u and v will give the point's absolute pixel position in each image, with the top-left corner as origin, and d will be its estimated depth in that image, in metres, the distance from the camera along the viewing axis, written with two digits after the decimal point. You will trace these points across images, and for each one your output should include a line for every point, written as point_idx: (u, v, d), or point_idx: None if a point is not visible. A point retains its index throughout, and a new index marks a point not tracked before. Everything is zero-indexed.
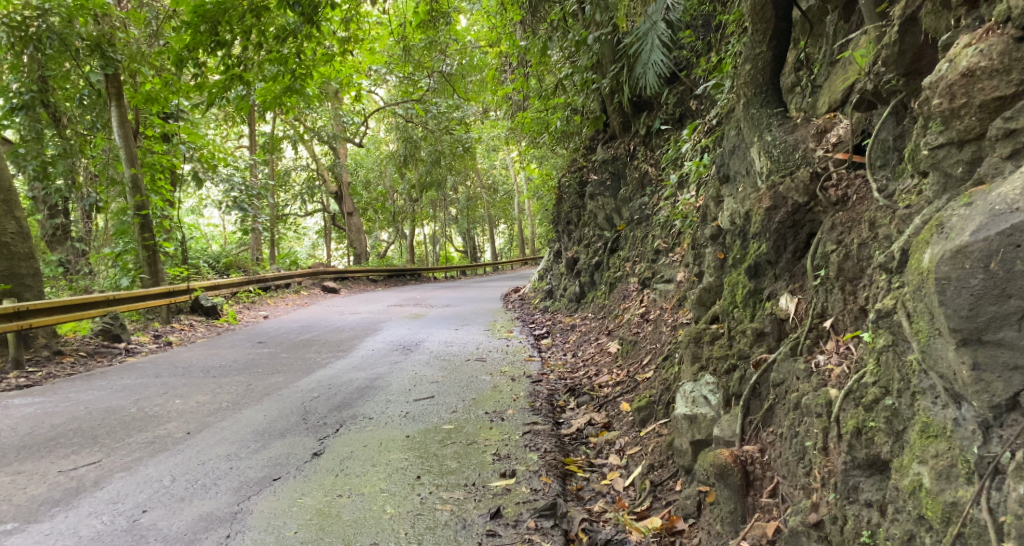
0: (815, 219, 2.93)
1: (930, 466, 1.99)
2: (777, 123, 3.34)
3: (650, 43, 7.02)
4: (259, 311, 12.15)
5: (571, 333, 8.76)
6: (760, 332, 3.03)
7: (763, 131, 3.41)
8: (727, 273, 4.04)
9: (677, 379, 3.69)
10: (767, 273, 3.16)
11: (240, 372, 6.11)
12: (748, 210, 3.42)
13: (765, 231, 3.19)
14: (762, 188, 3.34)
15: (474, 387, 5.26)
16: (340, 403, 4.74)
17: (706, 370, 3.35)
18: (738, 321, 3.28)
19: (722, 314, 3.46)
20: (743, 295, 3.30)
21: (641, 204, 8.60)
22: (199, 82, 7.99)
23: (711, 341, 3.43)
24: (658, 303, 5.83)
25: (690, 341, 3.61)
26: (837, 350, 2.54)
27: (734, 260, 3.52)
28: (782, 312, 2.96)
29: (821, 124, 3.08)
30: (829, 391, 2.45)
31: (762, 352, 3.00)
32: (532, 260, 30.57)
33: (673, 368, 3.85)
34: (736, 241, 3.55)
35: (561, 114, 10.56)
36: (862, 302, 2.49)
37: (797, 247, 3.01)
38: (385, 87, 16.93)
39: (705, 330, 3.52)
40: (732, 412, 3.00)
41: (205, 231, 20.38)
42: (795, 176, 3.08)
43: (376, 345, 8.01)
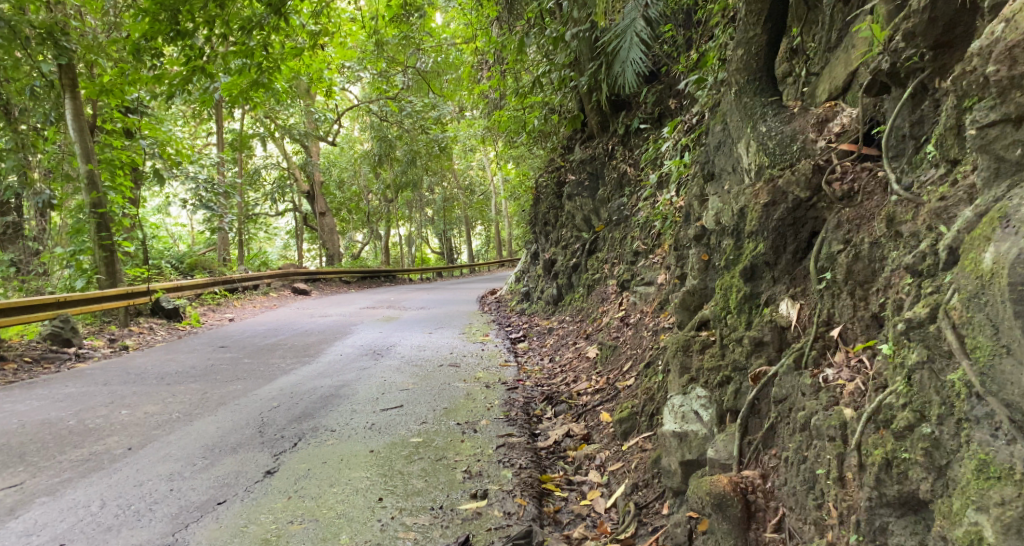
0: (818, 216, 2.74)
1: (994, 516, 1.72)
2: (772, 112, 3.12)
3: (629, 39, 6.87)
4: (224, 314, 11.72)
5: (548, 336, 8.53)
6: (758, 340, 2.83)
7: (756, 120, 3.18)
8: (714, 276, 3.85)
9: (661, 389, 3.48)
10: (763, 276, 2.95)
11: (196, 379, 5.76)
12: (739, 207, 3.21)
13: (762, 228, 2.98)
14: (756, 183, 3.13)
15: (446, 395, 4.99)
16: (301, 413, 4.44)
17: (694, 382, 3.15)
18: (731, 328, 3.07)
19: (712, 320, 3.24)
20: (737, 300, 3.07)
21: (619, 205, 8.42)
22: (158, 75, 7.62)
23: (701, 350, 3.22)
24: (638, 306, 5.61)
25: (677, 349, 3.41)
26: (848, 365, 2.36)
27: (725, 263, 3.31)
28: (782, 319, 2.75)
29: (821, 113, 2.89)
30: (843, 411, 2.25)
31: (761, 365, 2.79)
32: (509, 261, 30.35)
33: (657, 376, 3.63)
34: (728, 241, 3.33)
35: (538, 113, 10.33)
36: (875, 310, 2.33)
37: (797, 247, 2.82)
38: (358, 84, 16.56)
39: (693, 338, 3.32)
40: (727, 431, 2.79)
41: (172, 231, 19.79)
42: (795, 168, 2.87)
43: (345, 349, 7.70)
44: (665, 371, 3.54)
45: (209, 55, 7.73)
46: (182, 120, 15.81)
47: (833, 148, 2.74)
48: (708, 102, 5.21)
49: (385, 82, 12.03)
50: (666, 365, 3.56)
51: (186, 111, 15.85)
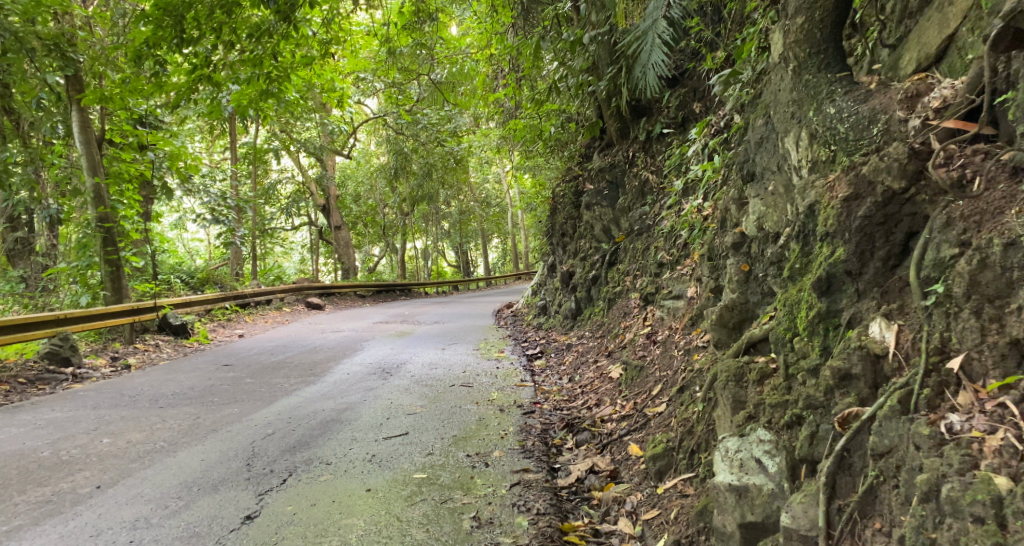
0: (917, 213, 2.34)
1: None
2: (844, 90, 2.74)
3: (650, 41, 6.40)
4: (234, 329, 11.42)
5: (567, 353, 8.08)
6: (844, 372, 2.37)
7: (821, 104, 2.83)
8: (761, 289, 3.43)
9: (703, 421, 3.05)
10: (842, 289, 2.53)
11: (191, 402, 5.39)
12: (806, 209, 2.80)
13: (842, 232, 2.55)
14: (831, 175, 2.70)
15: (456, 421, 4.57)
16: (296, 443, 4.04)
17: (753, 422, 2.69)
18: (799, 355, 2.64)
19: (774, 344, 2.81)
20: (809, 320, 2.63)
21: (641, 214, 7.99)
22: (162, 84, 7.36)
23: (760, 381, 2.79)
24: (666, 322, 5.15)
25: (727, 378, 2.95)
26: (980, 410, 1.95)
27: (788, 276, 2.88)
28: (878, 346, 2.30)
29: (910, 87, 2.49)
30: (988, 479, 1.81)
31: (850, 407, 2.32)
32: (526, 275, 29.87)
33: (698, 404, 3.19)
34: (794, 249, 2.89)
35: (555, 120, 10.00)
36: (1014, 334, 1.92)
37: (888, 253, 2.41)
38: (372, 96, 16.38)
39: (748, 367, 2.88)
40: (804, 488, 2.34)
41: (186, 247, 19.65)
42: (884, 153, 2.47)
43: (352, 368, 7.31)
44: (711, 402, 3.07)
45: (216, 64, 7.49)
46: (197, 135, 15.69)
47: (933, 128, 2.33)
48: (744, 99, 4.78)
49: (397, 92, 11.75)
50: (707, 393, 3.13)
51: (200, 125, 15.76)
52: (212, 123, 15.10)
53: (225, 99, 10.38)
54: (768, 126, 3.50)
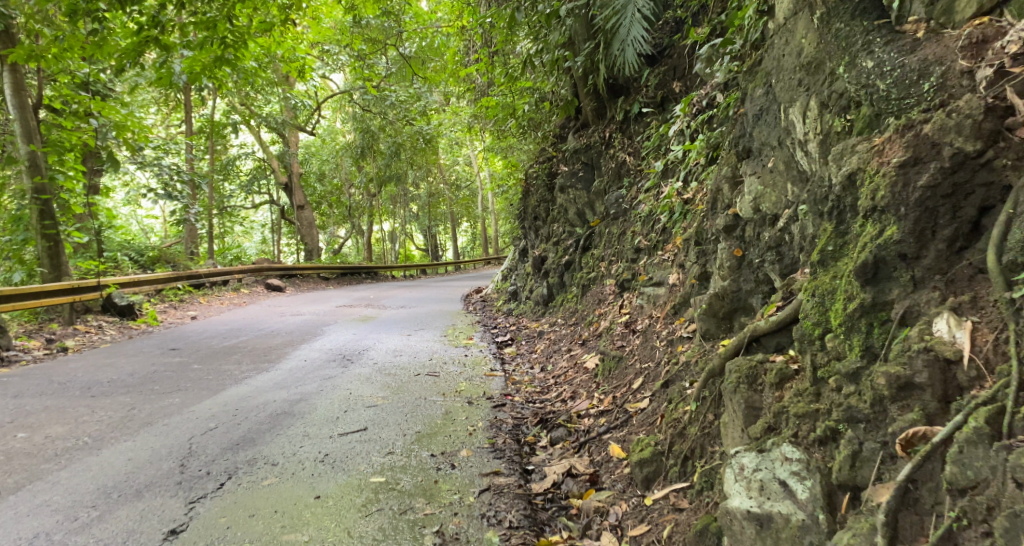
0: (993, 184, 2.03)
1: None
2: (883, 38, 2.43)
3: (629, 16, 6.29)
4: (186, 311, 10.81)
5: (538, 341, 7.77)
6: (903, 381, 2.05)
7: (850, 58, 2.54)
8: (761, 279, 3.16)
9: (697, 425, 2.81)
10: (892, 277, 2.21)
11: (127, 391, 4.90)
12: (841, 184, 2.48)
13: (894, 211, 2.22)
14: (881, 138, 2.34)
15: (421, 414, 4.22)
16: (240, 440, 3.64)
17: (776, 435, 2.37)
18: (833, 356, 2.33)
19: (799, 344, 2.51)
20: (849, 315, 2.31)
21: (617, 197, 7.69)
22: (102, 43, 6.73)
23: (779, 385, 2.49)
24: (646, 311, 4.85)
25: (735, 381, 2.66)
26: None
27: (818, 261, 2.55)
28: (949, 350, 1.99)
29: (975, 35, 2.14)
30: None
31: (916, 427, 1.99)
32: (495, 259, 29.53)
33: (689, 404, 2.96)
34: (826, 230, 2.56)
35: (528, 98, 9.52)
36: None
37: (955, 233, 2.10)
38: (338, 71, 15.70)
39: (762, 369, 2.59)
40: (849, 519, 2.03)
41: (139, 226, 18.73)
42: (950, 110, 2.12)
43: (310, 354, 6.87)
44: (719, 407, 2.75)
45: (165, 26, 6.88)
46: (149, 105, 14.83)
47: (1012, 79, 2.02)
48: (736, 74, 4.48)
49: (362, 65, 11.14)
50: (701, 392, 2.90)
51: (153, 95, 14.87)
52: (165, 94, 14.27)
53: (177, 64, 9.68)
54: (770, 96, 3.17)
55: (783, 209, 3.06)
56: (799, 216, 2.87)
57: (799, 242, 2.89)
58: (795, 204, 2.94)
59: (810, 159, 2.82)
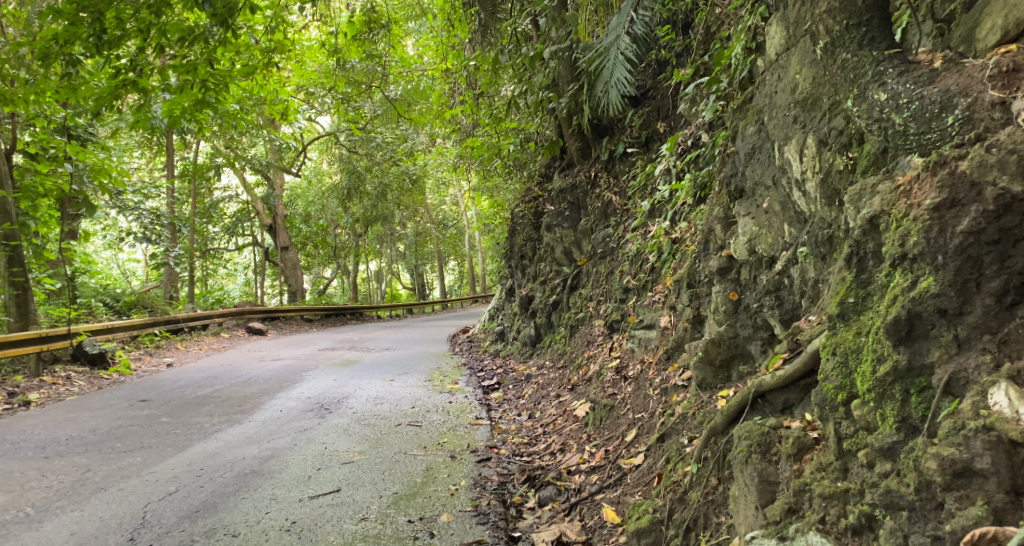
0: None
1: None
2: (895, 70, 2.29)
3: (613, 58, 6.19)
4: (162, 358, 10.45)
5: (526, 385, 7.48)
6: (958, 466, 1.78)
7: (859, 90, 2.41)
8: (762, 327, 2.96)
9: (701, 493, 2.59)
10: (930, 336, 1.97)
11: (85, 451, 4.60)
12: (859, 229, 2.28)
13: (930, 261, 1.99)
14: (907, 175, 2.14)
15: (400, 472, 3.95)
16: (199, 506, 3.39)
17: (799, 520, 2.12)
18: (865, 427, 2.08)
19: (820, 408, 2.27)
20: (880, 382, 2.06)
21: (604, 236, 7.55)
22: (77, 87, 6.57)
23: (797, 456, 2.25)
24: (636, 355, 4.61)
25: (743, 447, 2.43)
26: None
27: (837, 314, 2.31)
28: (1017, 432, 1.71)
29: (1004, 63, 2.01)
30: None
31: (983, 526, 1.70)
32: (483, 297, 29.27)
33: (690, 465, 2.75)
34: (843, 278, 2.34)
35: (513, 138, 9.45)
36: None
37: (1005, 285, 1.86)
38: (325, 113, 15.67)
39: (775, 434, 2.35)
40: None
41: (118, 269, 18.36)
42: (989, 145, 1.94)
43: (287, 403, 6.56)
44: (727, 473, 2.52)
45: (143, 70, 6.72)
46: (130, 148, 14.66)
47: None
48: (724, 111, 4.36)
49: (347, 107, 11.07)
50: (702, 453, 2.70)
51: (135, 137, 14.72)
52: (147, 138, 14.13)
53: (159, 105, 9.55)
54: (763, 133, 3.04)
55: (780, 251, 2.89)
56: (798, 259, 2.71)
57: (800, 287, 2.72)
58: (793, 246, 2.78)
59: (809, 199, 2.67)
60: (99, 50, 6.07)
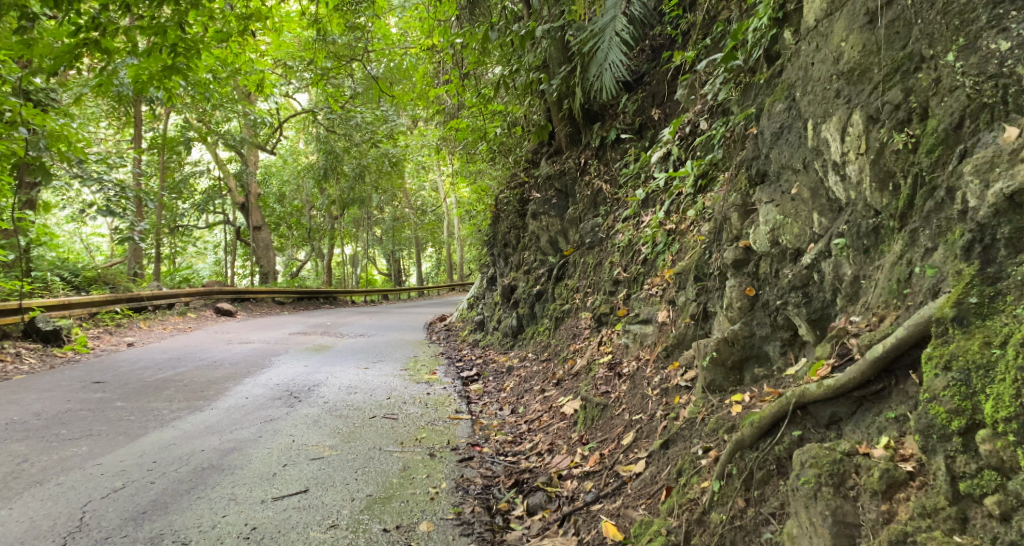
0: None
1: None
2: (1019, 12, 2.03)
3: (608, 39, 5.95)
4: (122, 337, 9.93)
5: (507, 378, 7.17)
6: None
7: (968, 39, 2.17)
8: (793, 326, 2.72)
9: (728, 516, 2.35)
10: None
11: (26, 438, 4.19)
12: (986, 210, 2.01)
13: None
14: None
15: (374, 470, 3.62)
16: (147, 506, 3.03)
17: None
18: (1008, 466, 1.78)
19: (926, 442, 1.97)
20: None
21: (593, 226, 7.26)
22: (34, 44, 6.03)
23: (886, 495, 1.97)
24: (631, 351, 4.32)
25: (804, 477, 2.15)
26: None
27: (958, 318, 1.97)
28: None
29: None
30: None
31: None
32: (459, 286, 28.82)
33: (709, 482, 2.53)
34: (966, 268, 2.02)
35: (500, 121, 9.10)
36: None
37: None
38: (304, 90, 15.11)
39: (854, 468, 2.07)
40: None
41: (79, 243, 17.55)
42: None
43: (254, 390, 6.17)
44: (759, 495, 2.31)
45: (107, 29, 6.21)
46: (95, 116, 13.93)
47: None
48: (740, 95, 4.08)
49: (326, 82, 10.56)
50: (725, 467, 2.48)
51: (101, 104, 13.99)
52: (113, 105, 13.42)
53: (123, 69, 8.95)
54: (793, 111, 2.96)
55: (807, 243, 2.78)
56: (832, 252, 2.63)
57: (833, 283, 2.60)
58: (826, 238, 2.68)
59: (848, 182, 2.59)
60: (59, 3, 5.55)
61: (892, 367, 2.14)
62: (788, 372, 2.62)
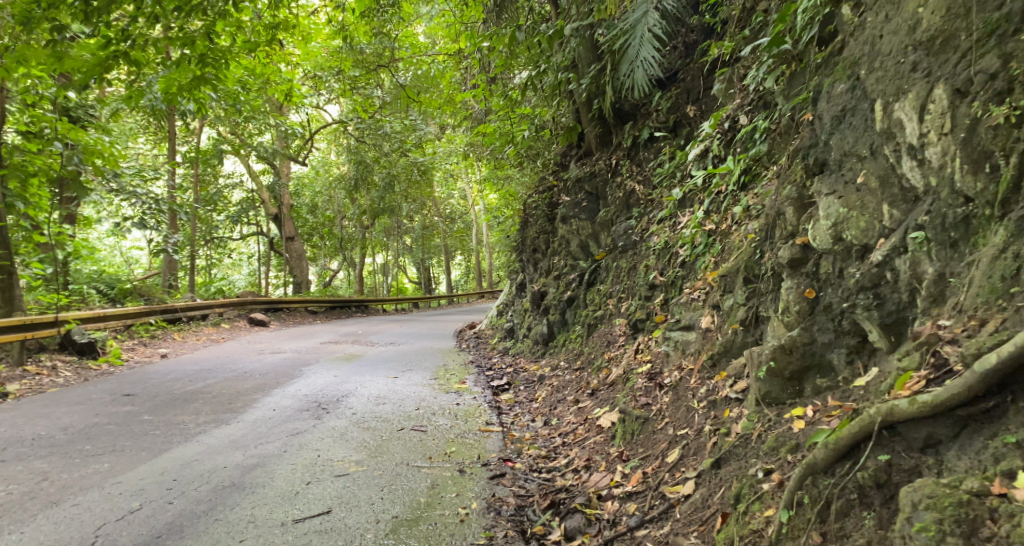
0: None
1: None
2: None
3: (639, 35, 5.67)
4: (156, 349, 9.98)
5: (538, 387, 6.92)
6: None
7: None
8: (867, 330, 2.47)
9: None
10: None
11: (50, 454, 4.10)
12: None
13: None
14: None
15: (401, 489, 3.41)
16: (162, 530, 2.87)
17: None
18: None
19: None
20: None
21: (626, 229, 6.98)
22: (65, 57, 6.01)
23: None
24: (671, 360, 4.04)
25: (923, 523, 1.86)
26: None
27: None
28: None
29: None
30: None
31: None
32: (490, 293, 28.66)
33: (774, 511, 2.27)
34: None
35: (528, 124, 8.88)
36: None
37: None
38: (334, 100, 15.14)
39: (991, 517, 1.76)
40: None
41: (118, 256, 17.89)
42: None
43: (282, 402, 6.04)
44: (838, 528, 2.06)
45: (137, 42, 6.18)
46: (131, 131, 14.16)
47: None
48: (789, 82, 3.79)
49: (354, 90, 10.48)
50: (792, 495, 2.22)
51: (137, 119, 14.21)
52: (147, 120, 13.60)
53: (154, 82, 8.99)
54: (858, 91, 2.73)
55: (875, 238, 2.55)
56: (908, 247, 2.38)
57: (909, 280, 2.37)
58: (901, 230, 2.44)
59: (927, 168, 2.37)
60: (87, 16, 5.50)
61: (1006, 382, 1.89)
62: (857, 384, 2.39)
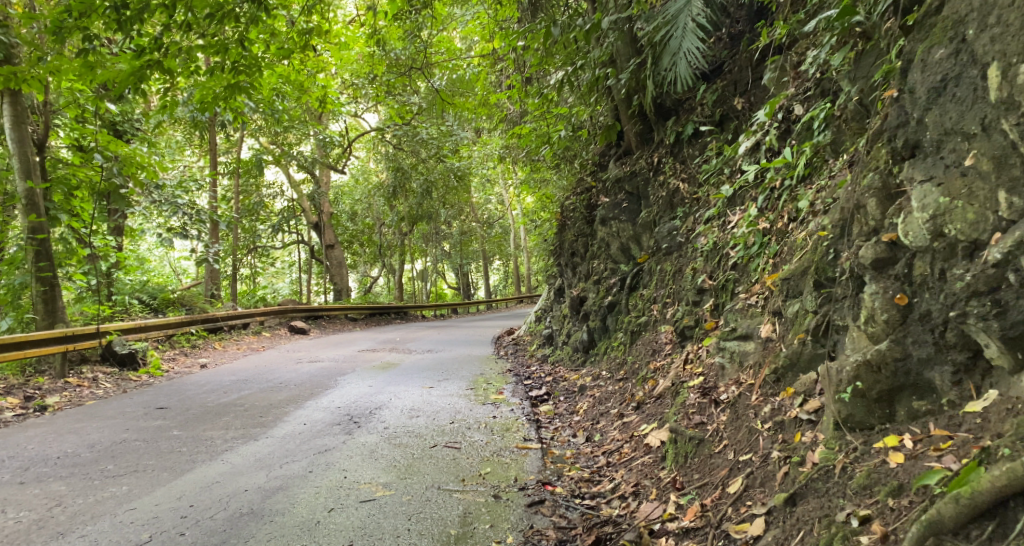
0: None
1: None
2: None
3: (682, 26, 5.26)
4: (196, 359, 9.95)
5: (579, 398, 6.56)
6: None
7: None
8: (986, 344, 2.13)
9: None
10: None
11: (71, 475, 3.94)
12: None
13: None
14: None
15: (428, 520, 3.11)
16: None
17: None
18: None
19: None
20: None
21: (670, 229, 6.57)
22: (100, 68, 5.86)
23: None
24: (727, 374, 3.61)
25: None
26: None
27: None
28: None
29: None
30: None
31: None
32: (529, 298, 28.30)
33: None
34: None
35: (565, 124, 8.53)
36: None
37: None
38: (371, 107, 15.05)
39: None
40: None
41: (164, 266, 18.18)
42: None
43: (314, 415, 5.82)
44: None
45: (170, 51, 5.98)
46: (174, 143, 14.34)
47: None
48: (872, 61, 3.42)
49: (388, 94, 10.27)
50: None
51: (180, 131, 14.37)
52: (190, 132, 13.75)
53: (191, 90, 8.94)
54: (964, 55, 2.36)
55: (988, 233, 2.18)
56: None
57: None
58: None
59: None
60: (118, 26, 5.31)
61: None
62: (970, 410, 2.10)
